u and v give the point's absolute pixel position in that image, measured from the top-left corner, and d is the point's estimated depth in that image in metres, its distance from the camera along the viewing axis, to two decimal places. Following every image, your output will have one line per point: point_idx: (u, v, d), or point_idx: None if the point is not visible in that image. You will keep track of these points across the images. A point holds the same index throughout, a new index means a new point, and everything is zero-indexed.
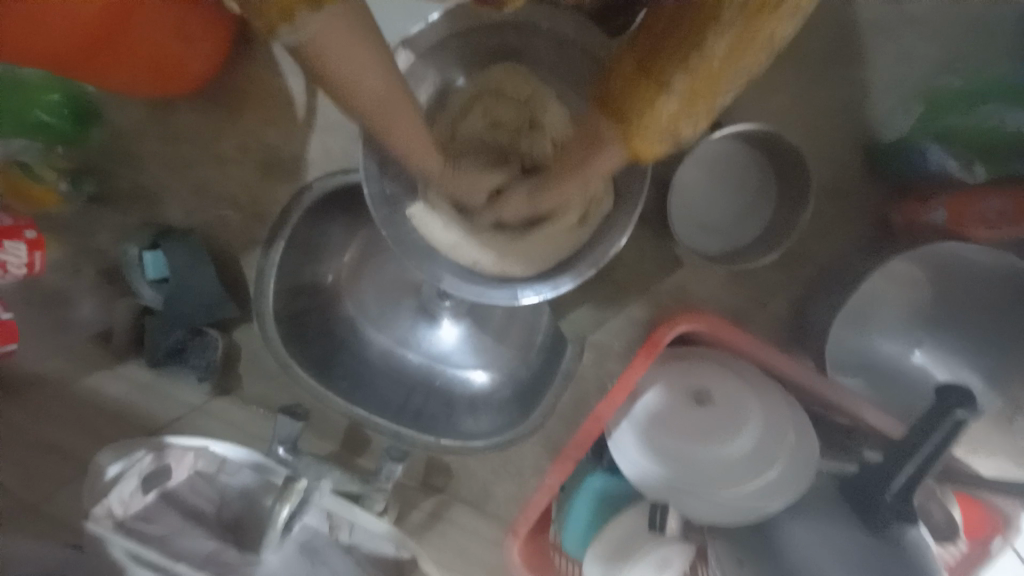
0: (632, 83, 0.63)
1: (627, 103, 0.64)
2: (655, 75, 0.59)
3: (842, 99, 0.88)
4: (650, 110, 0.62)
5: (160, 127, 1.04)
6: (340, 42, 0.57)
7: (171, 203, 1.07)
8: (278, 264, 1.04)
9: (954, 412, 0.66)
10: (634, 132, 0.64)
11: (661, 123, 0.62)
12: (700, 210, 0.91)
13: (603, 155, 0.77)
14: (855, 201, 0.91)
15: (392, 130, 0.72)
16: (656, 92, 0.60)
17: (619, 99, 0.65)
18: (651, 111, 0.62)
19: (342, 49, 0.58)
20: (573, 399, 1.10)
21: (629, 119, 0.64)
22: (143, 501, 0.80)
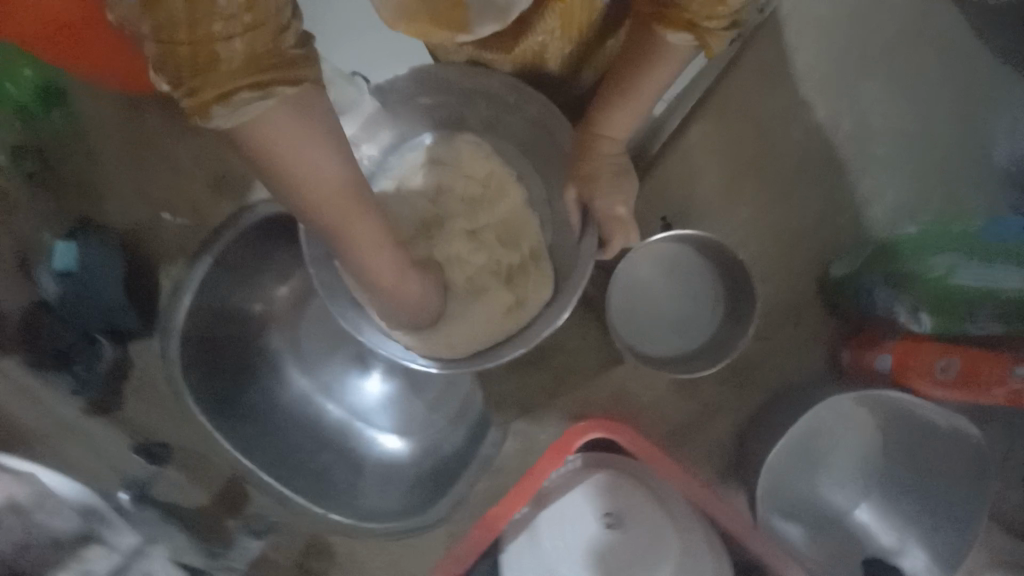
0: None
1: (689, 5, 0.55)
2: None
3: (801, 225, 0.88)
4: (721, 2, 0.53)
5: (124, 121, 1.00)
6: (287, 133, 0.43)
7: (106, 198, 1.00)
8: (200, 282, 0.96)
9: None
10: (704, 31, 0.56)
11: (730, 12, 0.54)
12: (646, 308, 0.86)
13: (664, 64, 0.63)
14: (805, 328, 0.87)
15: (350, 232, 0.54)
16: None
17: (673, 1, 0.56)
18: (721, 5, 0.54)
19: (296, 147, 0.44)
20: (488, 490, 0.98)
21: (694, 20, 0.55)
22: None
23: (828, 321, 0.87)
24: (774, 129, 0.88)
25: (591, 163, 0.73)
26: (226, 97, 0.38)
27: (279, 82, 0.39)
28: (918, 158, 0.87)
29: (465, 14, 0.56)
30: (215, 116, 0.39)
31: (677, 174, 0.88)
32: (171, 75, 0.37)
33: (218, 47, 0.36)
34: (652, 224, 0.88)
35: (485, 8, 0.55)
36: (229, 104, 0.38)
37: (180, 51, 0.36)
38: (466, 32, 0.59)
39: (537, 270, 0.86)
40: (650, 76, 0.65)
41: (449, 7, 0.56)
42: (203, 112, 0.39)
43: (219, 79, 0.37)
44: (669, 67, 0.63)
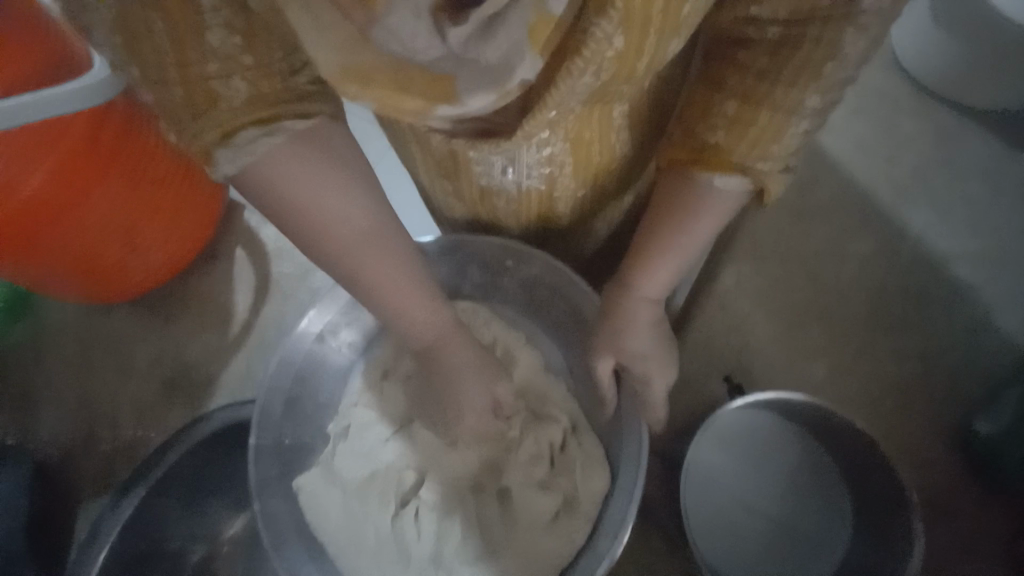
0: (722, 121, 0.47)
1: (733, 148, 0.47)
2: (776, 100, 0.44)
3: (900, 373, 0.69)
4: (773, 140, 0.46)
5: (83, 326, 0.89)
6: (302, 172, 0.41)
7: (45, 420, 0.83)
8: (123, 524, 0.71)
9: None
10: (757, 174, 0.48)
11: (785, 153, 0.47)
12: (732, 515, 0.60)
13: (702, 215, 0.52)
14: (950, 521, 0.63)
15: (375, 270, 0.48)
16: (783, 122, 0.45)
17: (711, 146, 0.48)
18: (772, 143, 0.46)
19: (305, 178, 0.41)
20: None
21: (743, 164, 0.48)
22: None
23: (974, 503, 0.63)
24: (824, 262, 0.75)
25: (623, 328, 0.58)
26: (228, 137, 0.36)
27: (279, 116, 0.36)
28: (1006, 279, 0.74)
29: (446, 83, 0.28)
30: (220, 162, 0.37)
31: (723, 323, 0.72)
32: (172, 120, 0.35)
33: (217, 86, 0.34)
34: (706, 388, 0.68)
35: (480, 70, 0.28)
36: (231, 142, 0.36)
37: (174, 95, 0.34)
38: (449, 106, 0.29)
39: (582, 466, 0.63)
40: (689, 229, 0.53)
41: (418, 77, 0.28)
42: (208, 160, 0.37)
43: (220, 116, 0.35)
44: (712, 222, 0.52)
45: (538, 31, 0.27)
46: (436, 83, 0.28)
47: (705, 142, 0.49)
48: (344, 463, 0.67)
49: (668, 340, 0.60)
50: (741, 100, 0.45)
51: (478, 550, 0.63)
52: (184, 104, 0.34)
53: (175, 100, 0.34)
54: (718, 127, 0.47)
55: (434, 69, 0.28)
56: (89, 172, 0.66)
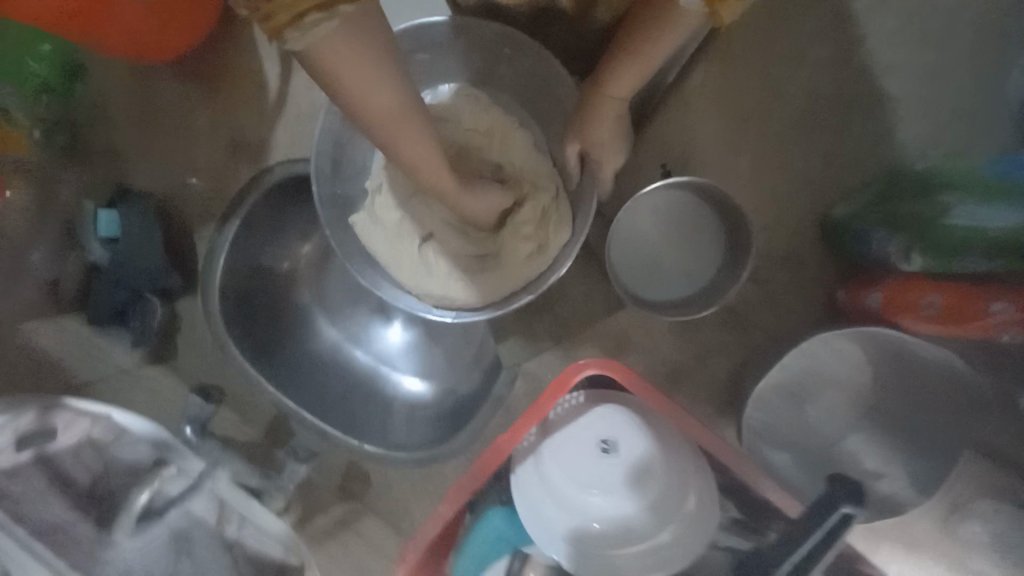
0: None
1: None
2: None
3: (808, 169, 0.88)
4: None
5: (145, 91, 1.05)
6: (345, 48, 0.47)
7: (139, 168, 1.07)
8: (231, 243, 1.04)
9: (839, 505, 0.62)
10: (714, 4, 0.53)
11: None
12: (644, 254, 0.89)
13: (668, 31, 0.61)
14: (799, 270, 0.89)
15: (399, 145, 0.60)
16: None
17: None
18: None
19: (340, 61, 0.49)
20: (502, 423, 1.07)
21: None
22: (13, 459, 0.69)
23: (823, 265, 0.89)
24: (779, 70, 0.86)
25: (592, 118, 0.75)
26: (296, 21, 0.41)
27: None
28: (938, 90, 0.84)
29: None
30: (287, 40, 0.43)
31: (678, 120, 0.88)
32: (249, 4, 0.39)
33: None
34: (649, 171, 0.89)
35: None
36: (300, 27, 0.42)
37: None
38: None
39: (556, 223, 0.87)
40: (657, 42, 0.63)
41: None
42: (277, 35, 0.42)
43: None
44: (675, 33, 0.61)
45: None
46: None
47: None
48: (383, 209, 0.92)
49: (624, 132, 0.79)
50: None
51: (480, 269, 0.91)
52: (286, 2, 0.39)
53: None
54: None
55: None
56: None
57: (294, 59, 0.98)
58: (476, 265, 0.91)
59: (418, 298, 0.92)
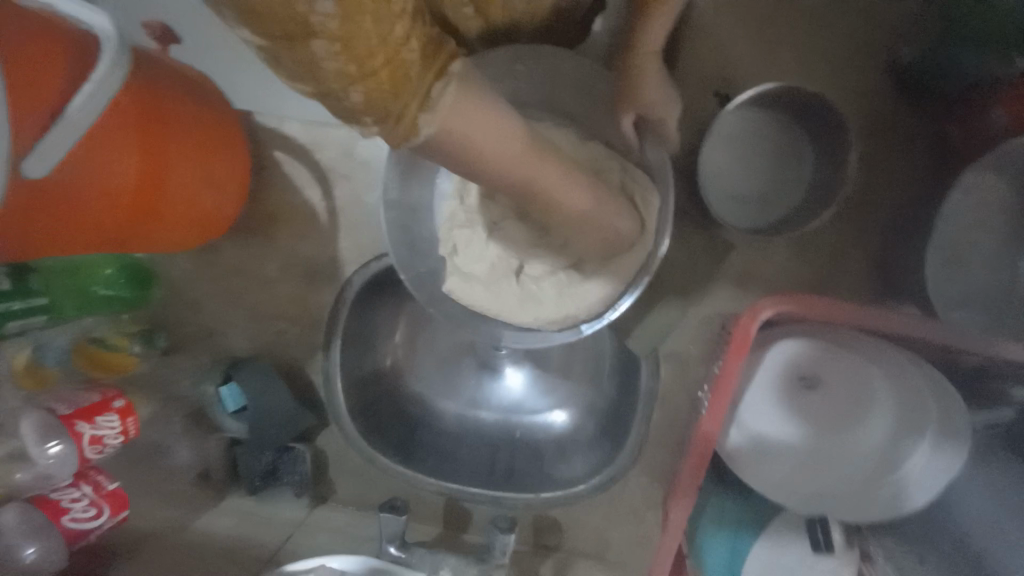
0: None
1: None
2: None
3: (855, 29, 0.84)
4: None
5: (208, 265, 1.10)
6: (477, 120, 0.52)
7: (233, 333, 1.11)
8: (341, 363, 1.07)
9: None
10: None
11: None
12: (737, 186, 0.85)
13: None
14: (896, 134, 0.85)
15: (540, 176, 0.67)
16: None
17: None
18: None
19: (482, 124, 0.53)
20: (663, 415, 1.03)
21: None
22: None
23: (911, 114, 0.85)
24: None
25: (637, 81, 0.74)
26: (424, 106, 0.47)
27: (449, 68, 0.48)
28: None
29: None
30: (423, 128, 0.48)
31: (707, 47, 0.86)
32: (379, 111, 0.44)
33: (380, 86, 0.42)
34: (704, 109, 0.86)
35: None
36: (429, 106, 0.47)
37: (381, 82, 0.41)
38: None
39: (644, 195, 0.85)
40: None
41: None
42: (416, 129, 0.47)
43: (415, 87, 0.45)
44: None
45: None
46: None
47: None
48: (466, 263, 0.90)
49: (671, 84, 0.77)
50: None
51: (584, 275, 0.89)
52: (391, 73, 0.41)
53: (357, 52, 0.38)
54: None
55: None
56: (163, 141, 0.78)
57: (330, 173, 1.02)
58: (580, 275, 0.89)
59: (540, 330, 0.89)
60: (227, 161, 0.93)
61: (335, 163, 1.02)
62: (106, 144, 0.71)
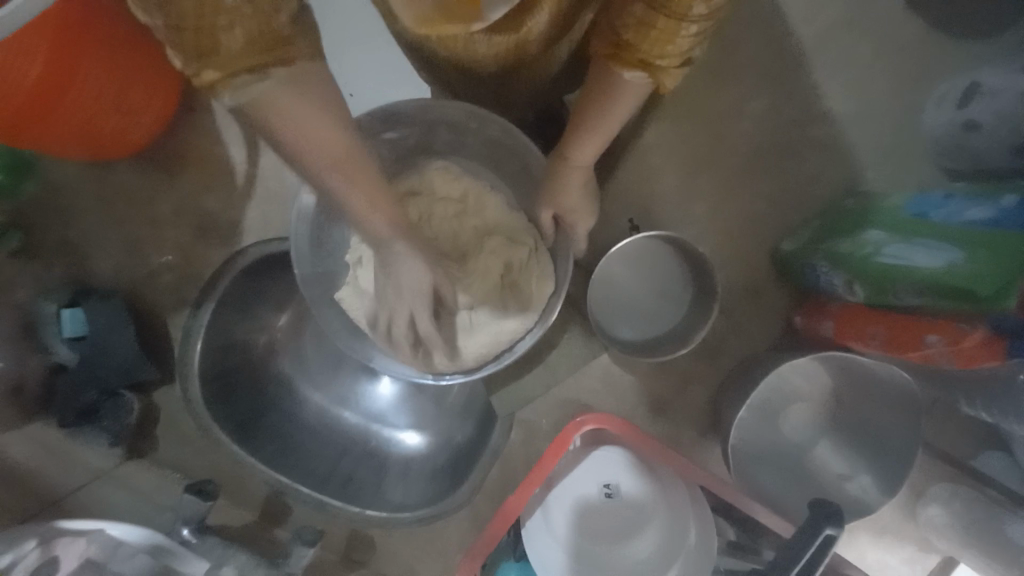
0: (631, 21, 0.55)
1: (638, 48, 0.57)
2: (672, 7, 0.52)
3: (756, 210, 0.97)
4: (670, 42, 0.55)
5: (99, 182, 1.02)
6: (298, 109, 0.49)
7: (100, 258, 1.03)
8: (208, 326, 1.02)
9: (824, 528, 0.73)
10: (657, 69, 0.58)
11: (680, 52, 0.56)
12: (621, 300, 0.95)
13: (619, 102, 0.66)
14: (758, 303, 0.98)
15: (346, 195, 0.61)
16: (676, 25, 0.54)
17: (625, 42, 0.57)
18: (669, 43, 0.55)
19: (303, 124, 0.50)
20: (501, 472, 1.09)
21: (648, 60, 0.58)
22: None
23: (777, 293, 0.98)
24: (720, 126, 0.95)
25: (560, 187, 0.81)
26: (228, 80, 0.44)
27: (273, 62, 0.45)
28: (860, 131, 0.96)
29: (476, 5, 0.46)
30: (221, 94, 0.45)
31: (636, 176, 0.95)
32: (179, 50, 0.43)
33: (221, 33, 0.41)
34: (620, 226, 0.96)
35: None
36: (233, 84, 0.44)
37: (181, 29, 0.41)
38: (480, 20, 0.48)
39: (542, 277, 0.91)
40: (610, 110, 0.67)
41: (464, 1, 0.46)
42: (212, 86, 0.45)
43: (222, 59, 0.43)
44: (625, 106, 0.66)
45: None
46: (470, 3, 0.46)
47: (620, 38, 0.58)
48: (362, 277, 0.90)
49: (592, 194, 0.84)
50: (647, 6, 0.53)
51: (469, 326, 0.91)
52: (192, 5, 0.40)
53: (185, 14, 0.40)
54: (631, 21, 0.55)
55: None
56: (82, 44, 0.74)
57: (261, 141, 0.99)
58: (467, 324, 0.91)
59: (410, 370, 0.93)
60: (149, 89, 0.87)
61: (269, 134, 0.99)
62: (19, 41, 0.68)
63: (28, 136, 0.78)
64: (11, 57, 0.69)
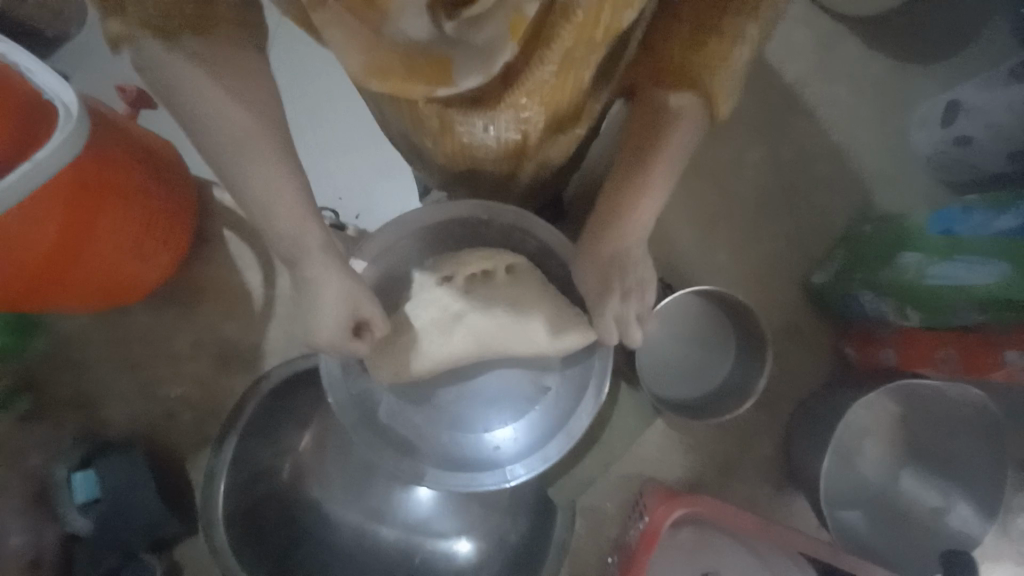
0: (681, 43, 0.49)
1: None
2: (718, 21, 0.47)
3: (779, 249, 0.97)
4: (724, 62, 0.48)
5: (111, 328, 0.98)
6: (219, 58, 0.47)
7: (114, 409, 0.97)
8: (231, 462, 0.95)
9: None
10: (710, 88, 0.50)
11: (733, 74, 0.50)
12: (666, 360, 0.93)
13: (663, 145, 0.56)
14: (804, 340, 0.96)
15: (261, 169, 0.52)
16: (729, 41, 0.47)
17: (672, 64, 0.51)
18: (721, 64, 0.49)
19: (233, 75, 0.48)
20: (572, 571, 0.98)
21: (699, 78, 0.50)
22: None
23: (820, 327, 0.96)
24: (724, 177, 0.98)
25: (606, 240, 0.63)
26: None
27: None
28: (859, 158, 0.99)
29: (445, 66, 0.38)
30: None
31: (657, 236, 0.96)
32: None
33: None
34: None
35: (470, 53, 0.38)
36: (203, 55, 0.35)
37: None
38: (446, 87, 0.39)
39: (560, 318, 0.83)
40: (643, 175, 0.58)
41: (427, 65, 0.38)
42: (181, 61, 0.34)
43: None
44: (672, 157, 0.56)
45: (514, 29, 0.36)
46: (440, 64, 0.38)
47: (667, 60, 0.51)
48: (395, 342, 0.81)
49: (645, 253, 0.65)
50: (695, 22, 0.48)
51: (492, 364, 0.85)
52: None
53: None
54: (676, 37, 0.49)
55: (434, 50, 0.37)
56: (102, 204, 0.75)
57: (277, 260, 0.99)
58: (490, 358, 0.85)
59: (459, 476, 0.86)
60: (167, 235, 0.88)
61: (285, 253, 0.99)
62: (33, 211, 0.68)
63: (41, 297, 0.77)
64: (21, 227, 0.67)
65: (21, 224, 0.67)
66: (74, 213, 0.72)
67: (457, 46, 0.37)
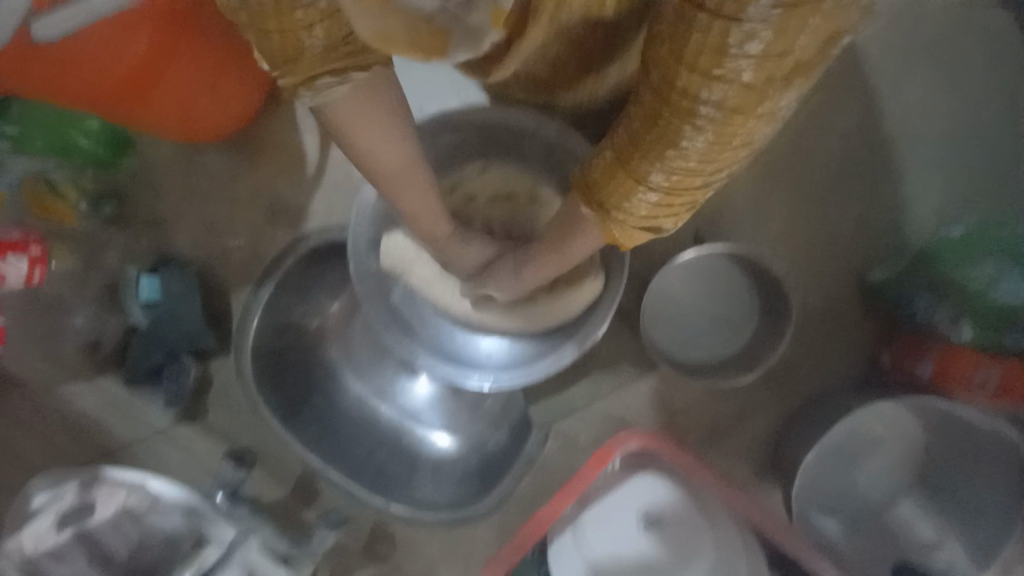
0: (604, 171, 0.54)
1: (600, 191, 0.56)
2: (633, 166, 0.50)
3: (839, 233, 0.90)
4: (626, 200, 0.53)
5: (188, 163, 1.11)
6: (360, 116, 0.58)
7: (180, 233, 1.10)
8: (265, 304, 1.05)
9: None
10: (608, 220, 0.57)
11: (636, 212, 0.54)
12: (680, 314, 0.90)
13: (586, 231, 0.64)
14: (834, 333, 0.89)
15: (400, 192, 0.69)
16: (635, 184, 0.51)
17: (592, 180, 0.56)
18: (630, 201, 0.54)
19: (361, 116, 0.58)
20: (533, 485, 1.03)
21: (606, 206, 0.56)
22: (55, 539, 0.78)
23: (859, 326, 0.89)
24: (800, 143, 0.91)
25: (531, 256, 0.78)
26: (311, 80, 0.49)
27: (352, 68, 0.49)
28: (962, 152, 0.88)
29: (442, 39, 0.38)
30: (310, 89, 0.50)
31: None
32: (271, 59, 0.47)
33: (303, 36, 0.44)
34: (682, 238, 0.91)
35: (462, 32, 0.38)
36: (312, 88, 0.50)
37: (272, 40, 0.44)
38: (440, 58, 0.39)
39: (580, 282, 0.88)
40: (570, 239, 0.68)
41: (424, 34, 0.38)
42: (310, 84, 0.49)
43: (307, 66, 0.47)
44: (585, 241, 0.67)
45: (498, 17, 0.37)
46: (437, 37, 0.38)
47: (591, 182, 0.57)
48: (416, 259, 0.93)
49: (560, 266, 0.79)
50: (615, 155, 0.52)
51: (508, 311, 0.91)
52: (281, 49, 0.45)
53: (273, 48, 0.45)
54: (601, 165, 0.54)
55: (433, 21, 0.37)
56: (189, 34, 0.81)
57: (333, 131, 1.06)
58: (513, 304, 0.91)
59: (450, 368, 0.91)
60: (241, 79, 0.95)
61: None
62: (128, 27, 0.73)
63: (130, 111, 0.86)
64: (123, 42, 0.75)
65: (118, 37, 0.74)
66: (166, 37, 0.78)
67: (457, 24, 0.37)
